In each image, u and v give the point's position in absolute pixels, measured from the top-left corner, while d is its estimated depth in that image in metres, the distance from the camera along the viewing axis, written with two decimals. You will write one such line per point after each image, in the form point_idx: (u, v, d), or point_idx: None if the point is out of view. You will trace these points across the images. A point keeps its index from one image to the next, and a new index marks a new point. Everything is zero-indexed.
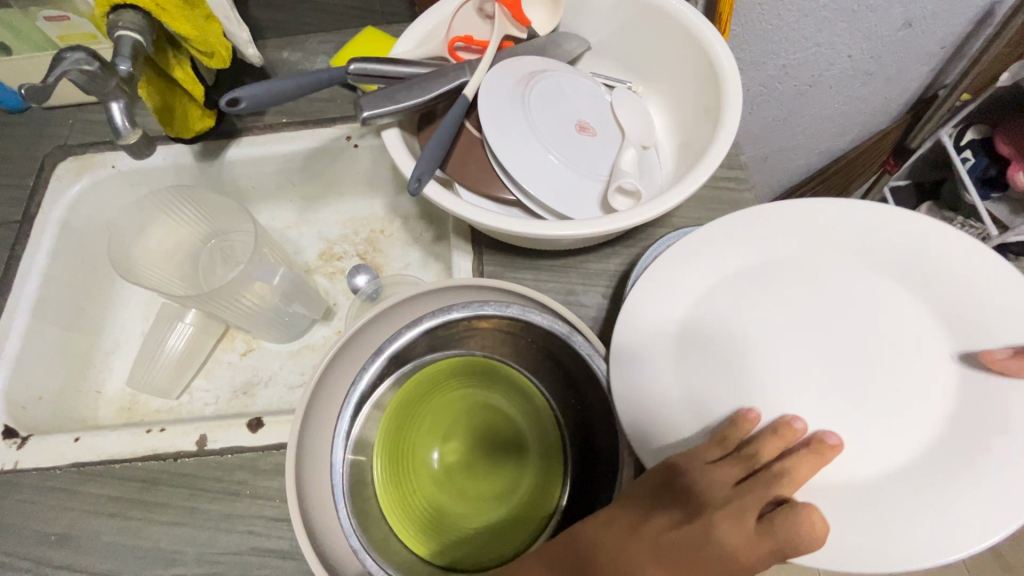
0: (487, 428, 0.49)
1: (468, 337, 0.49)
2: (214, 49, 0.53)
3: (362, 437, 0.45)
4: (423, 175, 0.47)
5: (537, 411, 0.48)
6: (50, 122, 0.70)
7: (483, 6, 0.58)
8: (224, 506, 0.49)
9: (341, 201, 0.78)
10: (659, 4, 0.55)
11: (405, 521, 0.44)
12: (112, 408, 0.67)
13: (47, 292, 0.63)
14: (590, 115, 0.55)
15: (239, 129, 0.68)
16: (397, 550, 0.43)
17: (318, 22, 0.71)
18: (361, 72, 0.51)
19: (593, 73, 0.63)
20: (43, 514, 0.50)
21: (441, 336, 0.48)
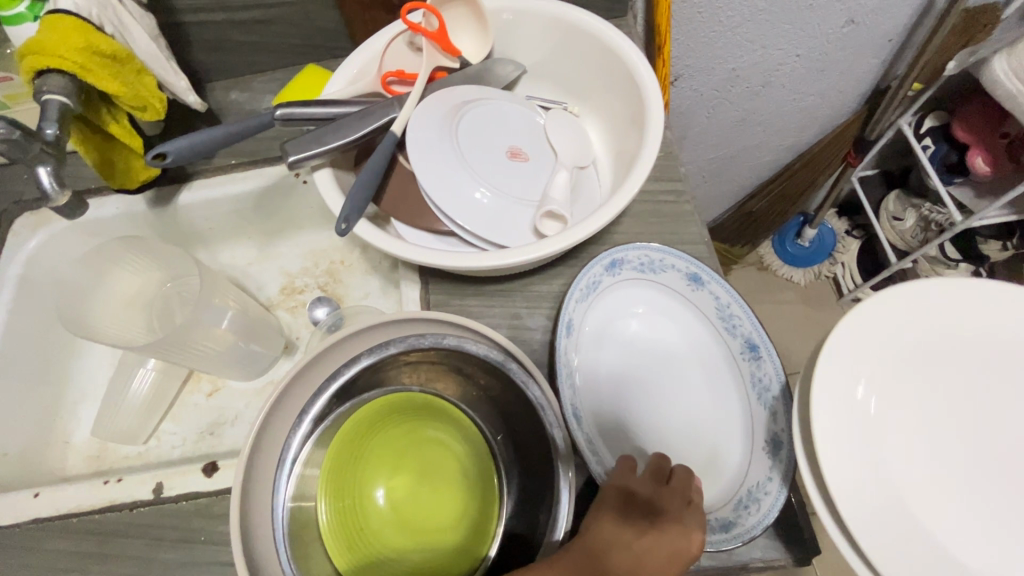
0: (427, 461, 0.50)
1: (407, 369, 0.51)
2: (147, 102, 0.54)
3: (303, 482, 0.46)
4: (351, 215, 0.48)
5: (475, 444, 0.51)
6: (5, 179, 0.71)
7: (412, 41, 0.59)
8: (181, 554, 0.50)
9: (299, 235, 0.79)
10: (585, 26, 0.56)
11: (349, 560, 0.45)
12: (80, 458, 0.68)
13: (7, 348, 0.64)
14: (520, 142, 0.55)
15: (190, 173, 0.69)
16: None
17: (263, 63, 0.73)
18: (288, 117, 0.52)
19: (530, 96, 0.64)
20: (1, 573, 0.51)
21: (383, 371, 0.49)
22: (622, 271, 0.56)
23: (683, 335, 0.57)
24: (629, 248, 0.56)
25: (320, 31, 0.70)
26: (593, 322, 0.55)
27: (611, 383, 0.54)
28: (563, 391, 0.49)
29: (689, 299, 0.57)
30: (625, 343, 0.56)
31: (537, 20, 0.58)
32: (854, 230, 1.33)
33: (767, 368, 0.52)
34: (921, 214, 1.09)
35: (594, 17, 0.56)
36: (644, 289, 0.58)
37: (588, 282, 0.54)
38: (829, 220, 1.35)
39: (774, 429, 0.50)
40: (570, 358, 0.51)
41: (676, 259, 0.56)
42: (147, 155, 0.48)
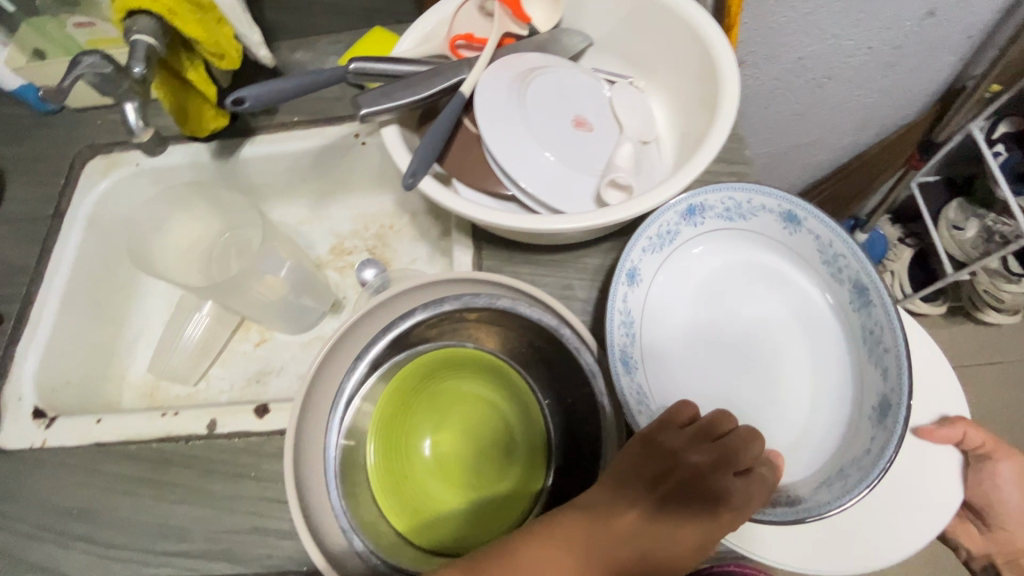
0: (477, 422, 0.52)
1: (461, 328, 0.51)
2: (224, 50, 0.55)
3: (357, 419, 0.48)
4: (418, 170, 0.48)
5: (528, 409, 0.51)
6: (78, 123, 0.74)
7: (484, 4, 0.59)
8: (230, 487, 0.52)
9: (352, 197, 0.80)
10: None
11: (395, 504, 0.47)
12: (135, 394, 0.71)
13: (75, 282, 0.67)
14: (588, 109, 0.55)
15: (253, 127, 0.71)
16: (385, 531, 0.46)
17: (329, 24, 0.73)
18: (362, 71, 0.53)
19: (595, 68, 0.63)
20: (63, 490, 0.54)
21: (437, 327, 0.50)
22: (705, 218, 0.56)
23: (784, 283, 0.56)
24: (710, 193, 0.54)
25: None
26: (666, 272, 0.55)
27: (687, 336, 0.54)
28: (617, 337, 0.49)
29: (789, 243, 0.55)
30: (707, 294, 0.56)
31: None
32: (907, 238, 1.25)
33: (876, 314, 0.50)
34: (983, 224, 1.03)
35: None
36: (732, 235, 0.57)
37: (660, 232, 0.54)
38: (881, 225, 1.28)
39: (884, 390, 0.48)
40: (631, 307, 0.52)
41: (765, 199, 0.54)
42: (225, 100, 0.50)
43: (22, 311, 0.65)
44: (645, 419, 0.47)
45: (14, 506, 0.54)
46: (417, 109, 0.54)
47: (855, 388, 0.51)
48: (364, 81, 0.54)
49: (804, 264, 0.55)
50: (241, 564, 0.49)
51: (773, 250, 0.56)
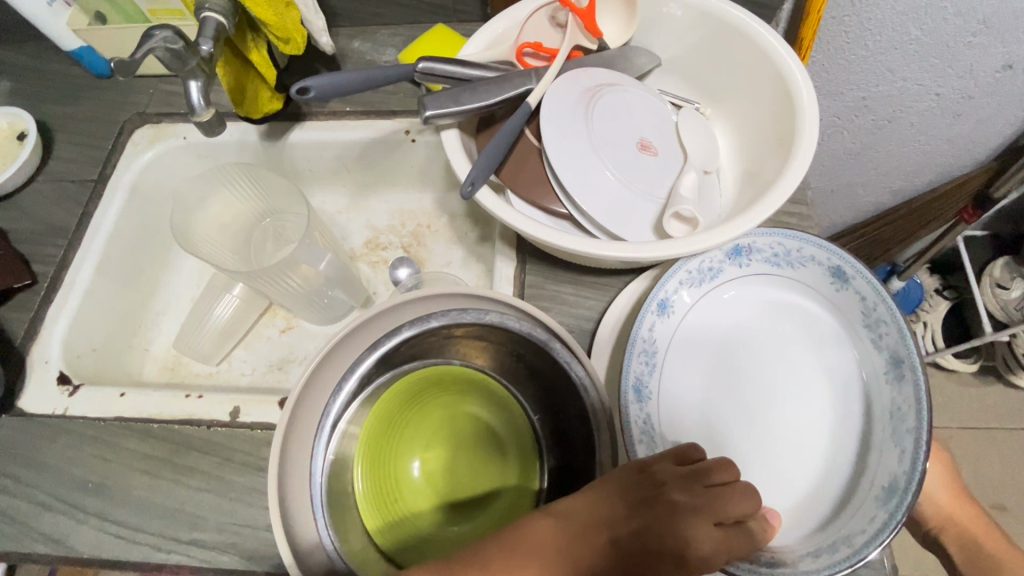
0: (465, 436, 0.50)
1: (447, 345, 0.50)
2: (290, 35, 0.54)
3: (348, 435, 0.47)
4: (477, 179, 0.47)
5: (513, 414, 0.50)
6: (130, 89, 0.74)
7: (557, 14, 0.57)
8: (247, 479, 0.51)
9: (393, 192, 0.79)
10: (742, 26, 0.53)
11: (378, 522, 0.46)
12: (156, 367, 0.71)
13: (111, 249, 0.67)
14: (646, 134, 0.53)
15: (304, 113, 0.70)
16: (374, 554, 0.45)
17: (390, 16, 0.72)
18: (429, 71, 0.51)
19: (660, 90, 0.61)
20: (81, 461, 0.53)
21: (423, 344, 0.49)
22: (749, 260, 0.54)
23: (818, 339, 0.53)
24: (760, 234, 0.53)
25: None
26: (701, 309, 0.53)
27: (708, 378, 0.51)
28: (633, 367, 0.48)
29: (832, 299, 0.52)
30: (736, 335, 0.53)
31: (690, 13, 0.55)
32: (944, 290, 1.22)
33: (906, 391, 0.47)
34: None
35: (750, 15, 0.53)
36: (774, 282, 0.54)
37: (701, 267, 0.53)
38: (919, 275, 1.24)
39: (896, 472, 0.45)
40: (657, 340, 0.51)
41: (817, 250, 0.52)
42: (290, 88, 0.49)
43: (57, 272, 0.64)
44: (643, 447, 0.47)
45: (29, 471, 0.53)
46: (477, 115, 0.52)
47: (868, 464, 0.47)
48: (429, 82, 0.53)
49: (844, 324, 0.52)
50: (251, 562, 0.48)
51: (814, 302, 0.53)
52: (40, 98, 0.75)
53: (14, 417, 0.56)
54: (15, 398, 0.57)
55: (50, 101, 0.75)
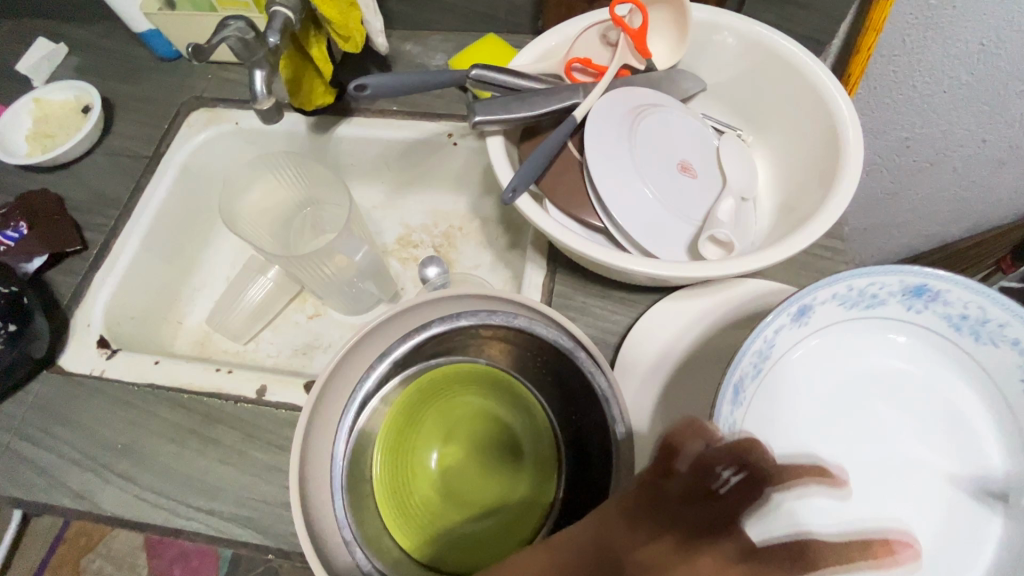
0: (484, 437, 0.50)
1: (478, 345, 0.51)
2: (350, 33, 0.56)
3: (369, 425, 0.48)
4: (519, 186, 0.48)
5: (534, 419, 0.50)
6: (189, 74, 0.78)
7: (607, 32, 0.58)
8: (268, 456, 0.52)
9: (429, 192, 0.80)
10: (794, 59, 0.53)
11: (386, 500, 0.46)
12: (187, 340, 0.73)
13: (158, 223, 0.70)
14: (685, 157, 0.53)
15: (352, 109, 0.72)
16: (387, 547, 0.45)
17: (443, 22, 0.75)
18: (481, 78, 0.53)
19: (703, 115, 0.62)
20: (113, 422, 0.55)
21: (450, 342, 0.50)
22: (919, 304, 0.41)
23: (950, 434, 0.41)
24: (960, 284, 0.38)
25: (508, 4, 0.70)
26: (832, 338, 0.42)
27: (803, 423, 0.42)
28: (741, 364, 0.38)
29: (1013, 401, 0.39)
30: (849, 383, 0.43)
31: (738, 41, 0.56)
32: None
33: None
34: None
35: (799, 48, 0.53)
36: (936, 343, 0.41)
37: (860, 290, 0.40)
38: None
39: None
40: (768, 356, 0.40)
41: (1013, 321, 0.37)
42: (348, 85, 0.51)
43: (106, 240, 0.67)
44: None
45: (64, 428, 0.55)
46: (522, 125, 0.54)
47: None
48: (480, 89, 0.55)
49: (1003, 432, 0.39)
50: (264, 537, 0.49)
51: (976, 394, 0.40)
52: (105, 76, 0.79)
53: (54, 375, 0.58)
54: (57, 356, 0.60)
55: (115, 79, 0.79)
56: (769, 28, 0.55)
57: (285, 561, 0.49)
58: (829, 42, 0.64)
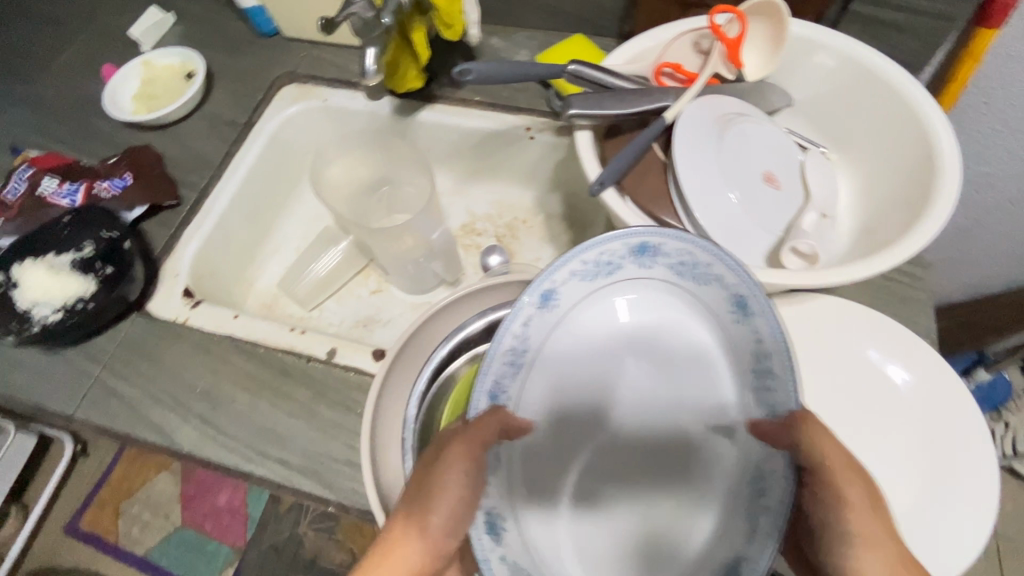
0: None
1: None
2: (453, 22, 0.59)
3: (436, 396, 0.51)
4: (607, 180, 0.50)
5: None
6: (285, 50, 0.82)
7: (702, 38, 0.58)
8: (335, 415, 0.55)
9: (497, 183, 0.82)
10: (892, 82, 0.53)
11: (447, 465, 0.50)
12: (258, 301, 0.77)
13: (245, 187, 0.74)
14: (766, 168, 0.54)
15: (435, 96, 0.74)
16: None
17: (531, 20, 0.76)
18: (577, 73, 0.55)
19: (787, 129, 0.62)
20: (195, 366, 0.59)
21: None
22: (653, 261, 0.42)
23: (711, 381, 0.43)
24: (670, 235, 0.40)
25: (598, 6, 0.72)
26: (584, 310, 0.44)
27: (567, 385, 0.45)
28: (492, 367, 0.41)
29: (727, 335, 0.42)
30: (601, 344, 0.45)
31: (834, 57, 0.56)
32: None
33: (776, 465, 0.39)
34: None
35: (897, 69, 0.53)
36: (670, 290, 0.43)
37: (681, 255, 0.41)
38: None
39: (741, 551, 0.39)
40: (530, 340, 0.42)
41: (728, 272, 0.39)
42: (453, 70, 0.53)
43: (198, 198, 0.71)
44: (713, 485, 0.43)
45: (149, 367, 0.59)
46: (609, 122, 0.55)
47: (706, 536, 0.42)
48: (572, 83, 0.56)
49: (731, 367, 0.42)
50: (327, 490, 0.51)
51: (708, 330, 0.43)
52: (207, 46, 0.84)
53: (144, 317, 0.63)
54: (147, 300, 0.64)
55: (216, 50, 0.83)
56: (868, 46, 0.54)
57: (344, 515, 0.52)
58: (926, 66, 0.63)
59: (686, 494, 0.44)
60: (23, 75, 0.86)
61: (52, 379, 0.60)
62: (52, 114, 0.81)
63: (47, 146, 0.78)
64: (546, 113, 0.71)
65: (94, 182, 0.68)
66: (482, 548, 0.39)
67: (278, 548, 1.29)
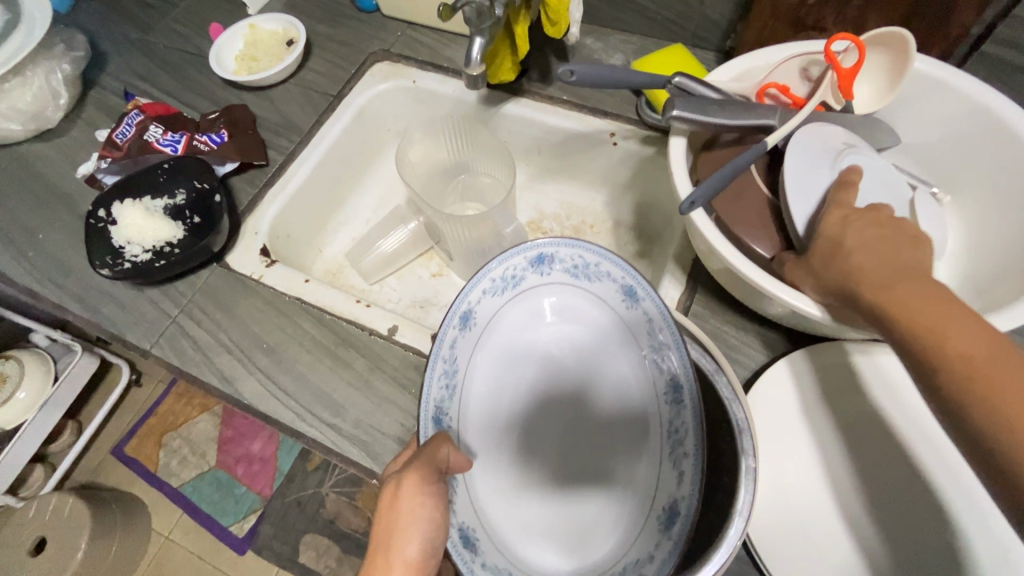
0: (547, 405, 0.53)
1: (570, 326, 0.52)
2: (559, 19, 0.59)
3: (489, 382, 0.51)
4: (698, 200, 0.48)
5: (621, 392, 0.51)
6: (382, 28, 0.84)
7: (811, 64, 0.55)
8: (390, 391, 0.56)
9: (570, 185, 0.82)
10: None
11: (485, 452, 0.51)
12: (324, 267, 0.80)
13: (327, 156, 0.76)
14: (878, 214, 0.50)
15: (523, 90, 0.74)
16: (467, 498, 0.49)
17: (630, 23, 0.75)
18: (682, 86, 0.54)
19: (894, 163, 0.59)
20: (264, 322, 0.61)
21: (567, 315, 0.52)
22: (551, 269, 0.50)
23: (619, 357, 0.49)
24: (562, 244, 0.49)
25: (703, 17, 0.70)
26: (503, 318, 0.51)
27: (520, 384, 0.52)
28: (431, 395, 0.47)
29: (625, 314, 0.48)
30: (543, 348, 0.52)
31: (953, 99, 0.52)
32: None
33: (685, 418, 0.43)
34: None
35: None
36: (575, 292, 0.51)
37: (573, 262, 0.49)
38: None
39: (676, 494, 0.42)
40: (459, 356, 0.49)
41: (613, 267, 0.47)
42: (556, 70, 0.51)
43: (283, 161, 0.74)
44: (673, 457, 0.44)
45: (222, 316, 0.62)
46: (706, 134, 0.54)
47: (655, 484, 0.45)
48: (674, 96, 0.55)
49: (632, 341, 0.48)
50: (374, 462, 0.53)
51: (605, 312, 0.50)
52: (310, 15, 0.86)
53: (222, 269, 0.66)
54: (226, 252, 0.67)
55: (317, 20, 0.86)
56: (994, 92, 0.51)
57: None
58: None
59: (629, 472, 0.48)
60: (139, 23, 0.91)
61: (134, 314, 0.64)
62: (161, 65, 0.85)
63: (153, 94, 0.82)
64: (634, 121, 0.70)
65: (193, 135, 0.72)
66: (462, 560, 0.43)
67: (301, 503, 1.35)
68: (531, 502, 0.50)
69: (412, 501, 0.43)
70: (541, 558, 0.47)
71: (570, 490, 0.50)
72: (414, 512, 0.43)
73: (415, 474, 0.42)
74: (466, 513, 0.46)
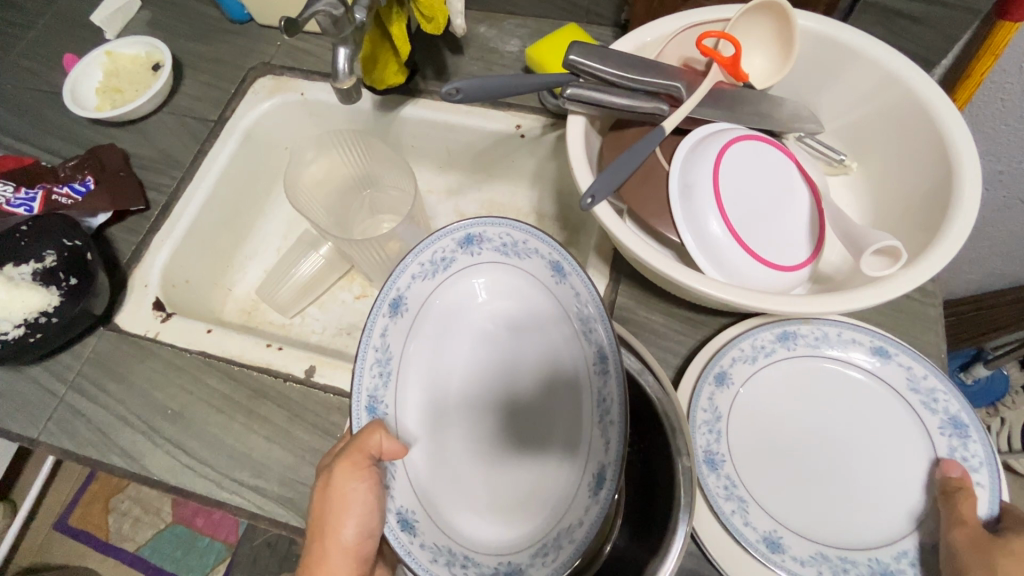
0: (487, 391, 0.50)
1: (504, 311, 0.49)
2: (434, 15, 0.55)
3: (425, 382, 0.49)
4: (599, 193, 0.45)
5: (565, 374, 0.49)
6: (259, 38, 0.77)
7: (693, 60, 0.55)
8: (315, 439, 0.52)
9: (486, 182, 0.78)
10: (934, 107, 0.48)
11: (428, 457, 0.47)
12: (236, 307, 0.74)
13: (217, 188, 0.69)
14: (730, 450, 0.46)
15: (419, 90, 0.70)
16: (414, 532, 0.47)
17: (522, 7, 0.71)
18: (576, 97, 0.50)
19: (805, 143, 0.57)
20: (166, 385, 0.56)
21: (503, 294, 0.49)
22: (481, 250, 0.48)
23: (552, 336, 0.47)
24: (487, 222, 0.47)
25: None
26: (438, 301, 0.49)
27: (459, 370, 0.50)
28: (362, 383, 0.45)
29: (554, 291, 0.46)
30: (482, 326, 0.50)
31: (842, 51, 0.52)
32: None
33: (610, 386, 0.40)
34: None
35: (908, 66, 0.49)
36: (509, 273, 0.49)
37: (500, 239, 0.47)
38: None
39: (602, 461, 0.39)
40: (392, 343, 0.47)
41: (540, 243, 0.45)
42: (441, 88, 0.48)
43: (167, 203, 0.67)
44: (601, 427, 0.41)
45: (118, 386, 0.56)
46: (614, 115, 0.52)
47: (587, 451, 0.42)
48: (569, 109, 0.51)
49: (563, 313, 0.45)
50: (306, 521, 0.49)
51: (534, 287, 0.47)
52: (176, 33, 0.78)
53: (112, 332, 0.59)
54: (114, 313, 0.60)
55: (185, 38, 0.78)
56: (876, 43, 0.51)
57: None
58: (938, 60, 0.59)
59: (566, 443, 0.45)
60: None
61: (14, 399, 0.57)
62: (12, 108, 0.76)
63: (6, 144, 0.73)
64: (537, 110, 0.66)
65: (53, 187, 0.64)
66: (399, 545, 0.40)
67: (270, 544, 1.22)
68: (474, 480, 0.47)
69: (344, 488, 0.40)
70: (477, 531, 0.44)
71: (509, 465, 0.47)
72: (346, 495, 0.40)
73: (346, 460, 0.40)
74: (405, 495, 0.43)
